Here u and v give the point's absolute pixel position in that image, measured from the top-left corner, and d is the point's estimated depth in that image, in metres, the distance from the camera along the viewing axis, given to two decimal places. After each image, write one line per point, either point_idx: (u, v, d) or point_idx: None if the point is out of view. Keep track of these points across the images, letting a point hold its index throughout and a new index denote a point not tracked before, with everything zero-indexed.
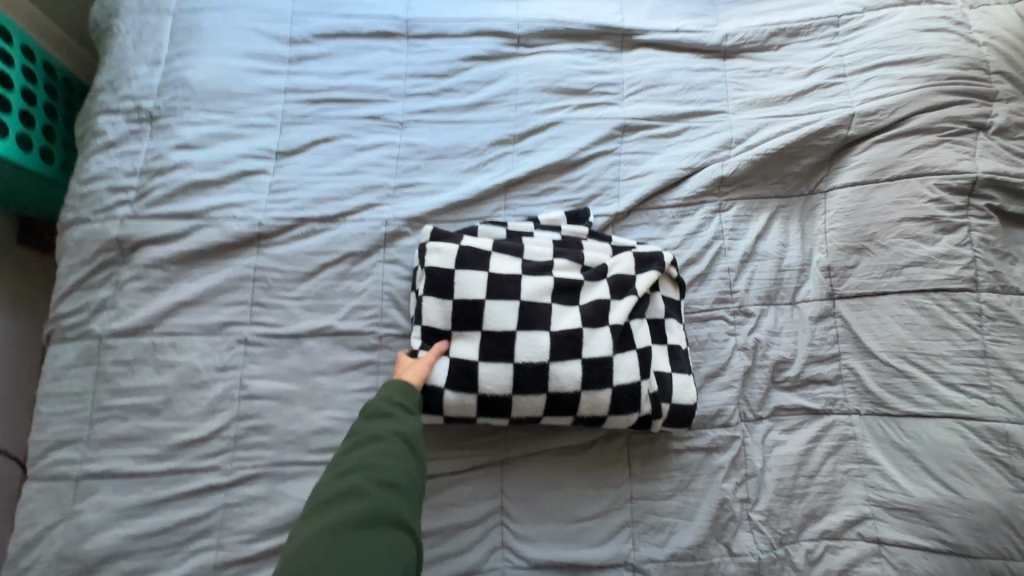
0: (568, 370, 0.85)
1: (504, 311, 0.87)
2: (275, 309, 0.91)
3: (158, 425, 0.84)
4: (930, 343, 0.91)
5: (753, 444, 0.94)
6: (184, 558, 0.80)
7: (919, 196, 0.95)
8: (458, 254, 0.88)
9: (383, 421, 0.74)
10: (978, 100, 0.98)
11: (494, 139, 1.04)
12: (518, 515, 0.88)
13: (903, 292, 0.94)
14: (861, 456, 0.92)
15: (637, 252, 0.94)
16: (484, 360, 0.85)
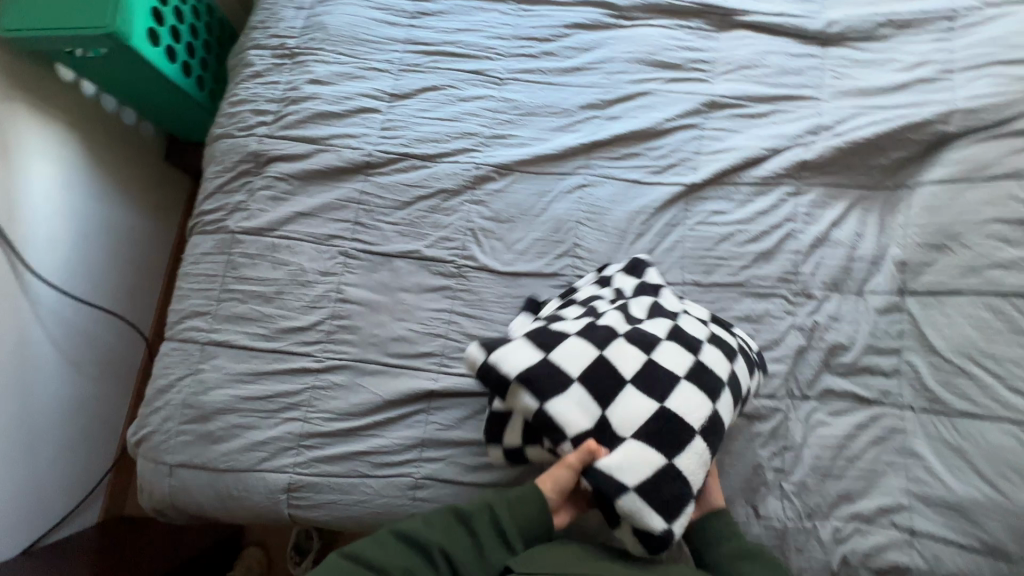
0: (711, 360, 0.86)
1: (621, 355, 0.84)
2: (373, 230, 1.04)
3: (269, 312, 1.00)
4: (1001, 346, 0.89)
5: (796, 420, 0.97)
6: (277, 423, 0.96)
7: (1016, 197, 0.92)
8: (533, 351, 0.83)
9: (460, 539, 0.74)
10: None
11: (584, 103, 1.11)
12: None
13: (980, 293, 0.92)
14: (908, 450, 0.93)
15: (623, 270, 0.99)
16: (666, 397, 0.82)
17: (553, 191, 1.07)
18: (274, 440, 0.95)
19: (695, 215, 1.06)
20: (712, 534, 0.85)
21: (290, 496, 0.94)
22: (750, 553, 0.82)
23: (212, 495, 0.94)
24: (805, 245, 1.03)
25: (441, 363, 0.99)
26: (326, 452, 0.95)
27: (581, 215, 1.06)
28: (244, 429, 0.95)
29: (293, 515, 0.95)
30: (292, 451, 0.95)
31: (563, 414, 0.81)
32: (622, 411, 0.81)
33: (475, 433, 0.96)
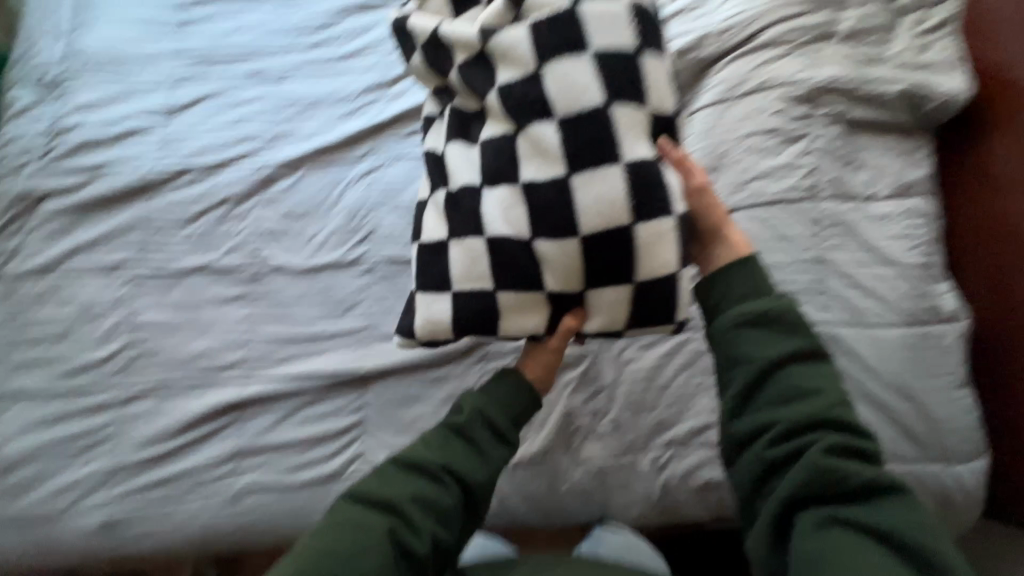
0: (572, 97, 0.68)
1: (507, 212, 0.71)
2: (162, 250, 1.01)
3: (60, 353, 0.97)
4: (770, 254, 0.89)
5: (606, 360, 0.99)
6: (85, 463, 0.93)
7: (763, 110, 0.92)
8: (443, 298, 0.75)
9: (454, 450, 0.74)
10: (827, 9, 0.92)
11: (366, 87, 1.10)
12: (382, 427, 0.96)
13: (749, 208, 0.91)
14: (711, 369, 0.96)
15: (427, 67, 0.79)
16: (580, 198, 0.68)
17: (344, 179, 1.06)
18: (82, 480, 0.92)
19: None
20: (736, 284, 0.70)
21: (110, 533, 0.92)
22: (758, 315, 0.67)
23: (26, 550, 0.92)
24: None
25: (248, 371, 0.98)
26: (141, 481, 0.93)
27: (376, 199, 1.06)
28: (51, 474, 0.93)
29: (119, 551, 0.93)
30: (104, 489, 0.93)
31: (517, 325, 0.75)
32: (558, 274, 0.71)
33: (292, 433, 0.96)
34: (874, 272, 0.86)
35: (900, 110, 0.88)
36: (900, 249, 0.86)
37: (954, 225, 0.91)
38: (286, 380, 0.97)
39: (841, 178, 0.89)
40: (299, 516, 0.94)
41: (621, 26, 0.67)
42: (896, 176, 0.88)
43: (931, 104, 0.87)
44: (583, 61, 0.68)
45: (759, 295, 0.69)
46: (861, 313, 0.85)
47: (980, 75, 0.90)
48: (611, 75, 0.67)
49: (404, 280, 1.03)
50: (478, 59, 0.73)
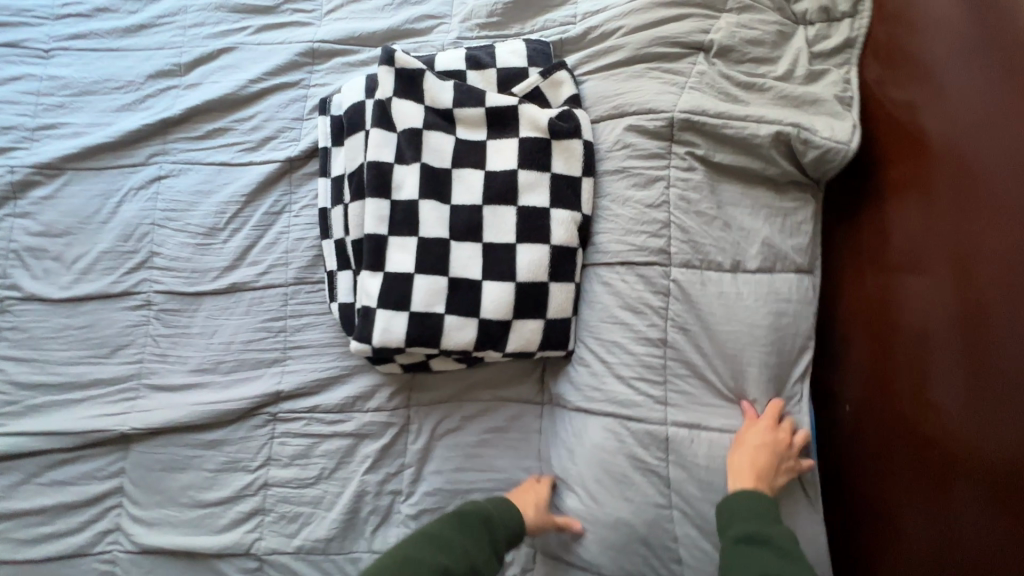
0: (536, 184, 0.74)
1: (465, 255, 0.73)
2: None
3: None
4: (606, 326, 0.72)
5: (416, 434, 0.81)
6: None
7: (616, 144, 0.74)
8: (401, 316, 0.71)
9: (468, 542, 0.67)
10: (701, 12, 0.75)
11: (155, 71, 0.89)
12: (143, 495, 0.81)
13: (593, 266, 0.75)
14: (539, 453, 0.79)
15: (386, 113, 0.76)
16: (530, 255, 0.72)
17: (120, 188, 0.86)
18: None
19: (300, 196, 0.87)
20: (733, 506, 0.63)
21: None
22: (757, 534, 0.60)
23: None
24: (403, 223, 0.73)
25: None
26: None
27: (156, 214, 0.86)
28: None
29: None
30: None
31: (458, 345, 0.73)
32: (504, 313, 0.72)
33: (34, 500, 0.81)
34: (720, 363, 0.69)
35: (776, 158, 0.71)
36: (755, 339, 0.69)
37: (844, 305, 0.78)
38: (26, 435, 0.81)
39: (698, 239, 0.70)
40: None
41: (577, 156, 0.74)
42: (766, 242, 0.71)
43: (811, 155, 0.70)
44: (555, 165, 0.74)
45: (766, 524, 0.61)
46: (698, 413, 0.69)
47: (891, 127, 0.72)
48: (552, 184, 0.73)
49: (183, 318, 0.85)
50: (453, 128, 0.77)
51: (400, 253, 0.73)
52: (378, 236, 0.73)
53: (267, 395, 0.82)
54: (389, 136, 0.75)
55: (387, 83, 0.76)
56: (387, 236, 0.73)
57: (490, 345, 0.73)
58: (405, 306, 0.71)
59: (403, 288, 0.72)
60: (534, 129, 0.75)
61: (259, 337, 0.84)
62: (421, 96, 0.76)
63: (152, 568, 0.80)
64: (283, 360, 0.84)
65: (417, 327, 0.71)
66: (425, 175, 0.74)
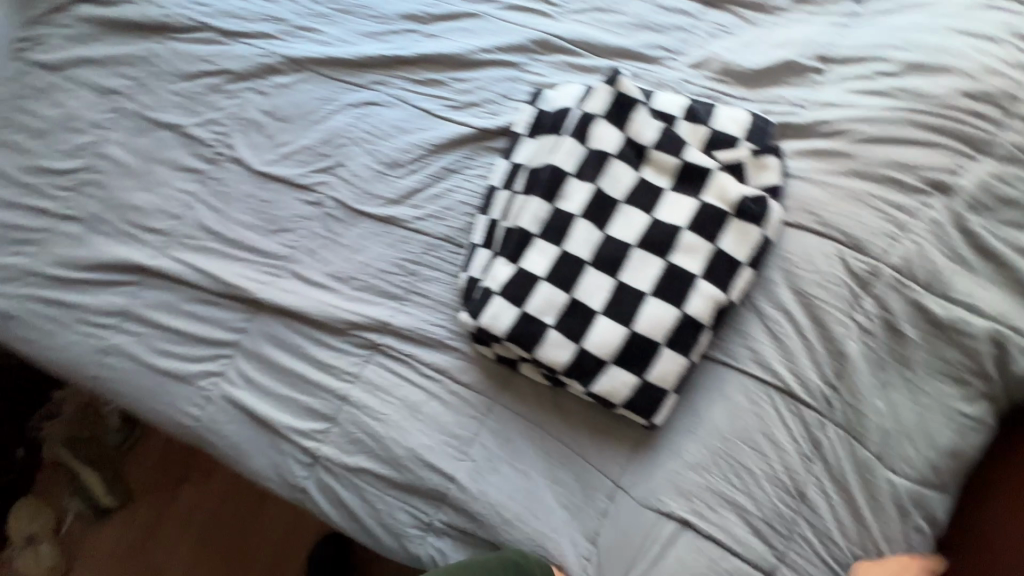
0: (696, 248, 0.71)
1: (592, 280, 0.72)
2: (149, 94, 1.02)
3: (33, 147, 1.03)
4: (741, 447, 0.70)
5: (487, 434, 0.82)
6: (10, 254, 1.01)
7: (812, 262, 0.71)
8: (512, 311, 0.75)
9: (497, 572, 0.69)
10: (960, 146, 0.70)
11: (406, 13, 0.98)
12: (249, 358, 0.93)
13: (747, 375, 0.71)
14: (591, 531, 0.76)
15: (584, 129, 0.79)
16: (656, 311, 0.70)
17: (338, 101, 0.98)
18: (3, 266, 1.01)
19: (477, 165, 0.92)
20: None
21: (5, 323, 1.00)
22: None
23: None
24: (554, 231, 0.76)
25: (166, 242, 0.97)
26: (44, 292, 0.99)
27: (357, 133, 0.96)
28: None
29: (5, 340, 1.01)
30: (16, 286, 1.00)
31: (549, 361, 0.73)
32: (602, 350, 0.70)
33: (175, 321, 0.95)
34: (846, 546, 0.67)
35: (979, 357, 0.67)
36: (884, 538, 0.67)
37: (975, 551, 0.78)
38: (190, 268, 0.95)
39: (867, 408, 0.68)
40: (145, 396, 0.95)
41: (748, 241, 0.70)
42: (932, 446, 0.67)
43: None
44: (720, 239, 0.71)
45: None
46: None
47: None
48: (710, 256, 0.70)
49: (339, 227, 0.95)
50: (640, 163, 0.76)
51: (540, 257, 0.76)
52: (527, 233, 0.77)
53: (376, 322, 0.89)
54: (579, 149, 0.78)
55: (599, 101, 0.80)
56: (535, 236, 0.77)
57: (577, 375, 0.72)
58: (520, 304, 0.74)
59: (526, 287, 0.75)
60: (717, 197, 0.72)
61: (392, 271, 0.91)
62: (625, 125, 0.78)
63: (236, 419, 0.92)
64: (401, 300, 0.90)
65: (520, 326, 0.74)
66: (592, 196, 0.75)
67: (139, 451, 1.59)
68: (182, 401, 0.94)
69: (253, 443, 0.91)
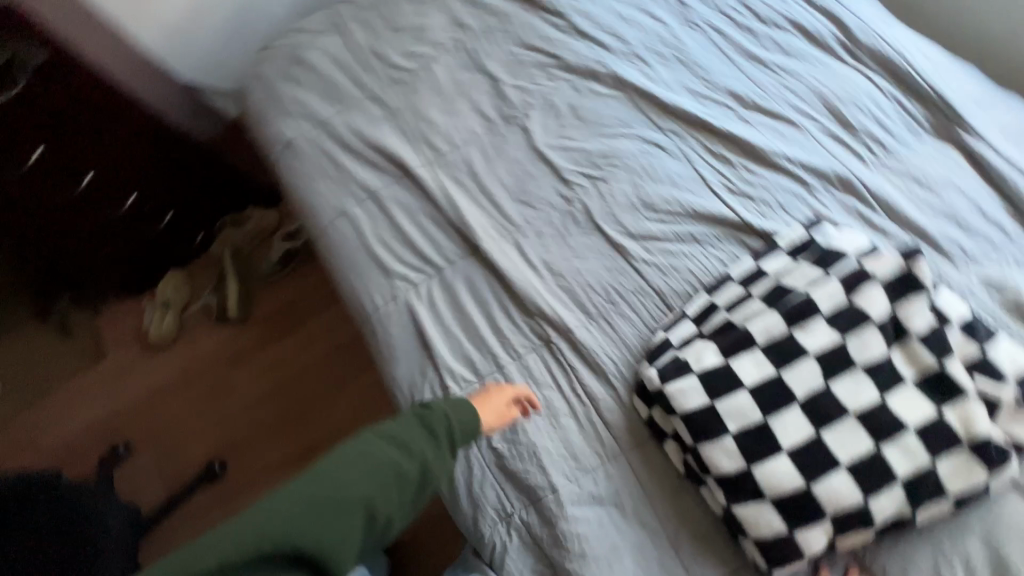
0: (913, 454, 0.69)
1: (792, 417, 0.73)
2: (490, 43, 1.16)
3: (382, 35, 1.20)
4: None
5: (602, 475, 0.86)
6: (319, 101, 1.19)
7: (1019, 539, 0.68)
8: (702, 396, 0.77)
9: (428, 449, 0.75)
10: None
11: (735, 91, 1.04)
12: (443, 288, 1.02)
13: None
14: None
15: (856, 282, 0.80)
16: (842, 484, 0.69)
17: (634, 130, 1.05)
18: (310, 108, 1.19)
19: (723, 248, 0.95)
20: None
21: (284, 148, 1.19)
22: None
23: (258, 109, 1.25)
24: (778, 353, 0.78)
25: (436, 162, 1.10)
26: (326, 144, 1.16)
27: (634, 165, 1.03)
28: (306, 86, 1.21)
29: (275, 160, 1.20)
30: (307, 128, 1.18)
31: (710, 459, 0.75)
32: (768, 484, 0.71)
33: (405, 224, 1.07)
34: None
35: None
36: None
37: None
38: (442, 192, 1.07)
39: None
40: (348, 265, 1.09)
41: (968, 481, 0.68)
42: None
43: None
44: (941, 462, 0.69)
45: None
46: None
47: None
48: (924, 471, 0.68)
49: (573, 229, 1.02)
50: (895, 344, 0.76)
51: (752, 366, 0.78)
52: (751, 339, 0.80)
53: (562, 324, 0.95)
54: (841, 296, 0.79)
55: (884, 267, 0.80)
56: (755, 346, 0.79)
57: (730, 487, 0.73)
58: (711, 394, 0.77)
59: (726, 383, 0.77)
60: (959, 422, 0.70)
61: (597, 291, 0.97)
62: (899, 302, 0.77)
63: (405, 327, 1.01)
64: (592, 319, 0.95)
65: (703, 413, 0.76)
66: (833, 345, 0.76)
67: (278, 286, 1.81)
68: (371, 287, 1.06)
69: (405, 354, 1.00)
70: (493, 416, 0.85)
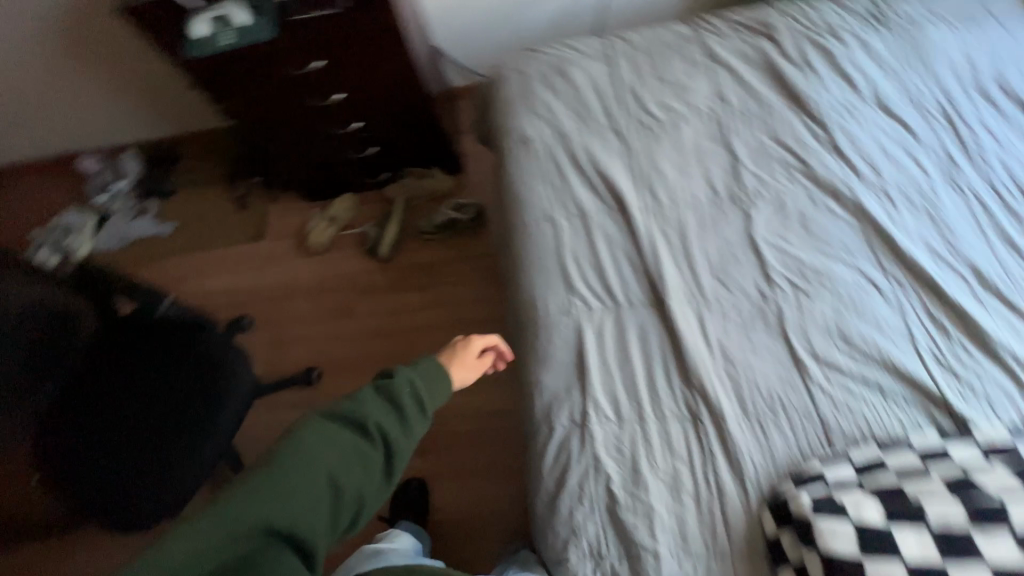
0: None
1: None
2: (745, 126, 1.19)
3: (646, 80, 1.28)
4: None
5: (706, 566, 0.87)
6: (567, 116, 1.28)
7: None
8: (851, 546, 0.76)
9: (385, 416, 0.71)
10: None
11: (979, 268, 1.01)
12: (616, 325, 1.06)
13: None
14: None
15: None
16: None
17: (858, 261, 1.05)
18: (556, 118, 1.28)
19: (909, 411, 0.93)
20: None
21: (519, 142, 1.28)
22: None
23: (508, 98, 1.35)
24: (947, 542, 0.75)
25: (653, 210, 1.15)
26: (559, 155, 1.24)
27: (846, 293, 1.03)
28: (560, 98, 1.30)
29: (505, 148, 1.29)
30: (547, 134, 1.27)
31: None
32: None
33: (603, 254, 1.13)
34: None
35: None
36: None
37: None
38: (649, 240, 1.12)
39: None
40: (535, 265, 1.15)
41: None
42: None
43: None
44: None
45: None
46: None
47: None
48: None
49: (760, 327, 1.03)
50: None
51: (914, 542, 0.76)
52: (921, 515, 0.78)
53: (718, 409, 0.96)
54: None
55: None
56: (923, 524, 0.77)
57: None
58: (863, 549, 0.75)
59: (882, 545, 0.75)
60: None
61: (764, 395, 0.97)
62: None
63: (567, 344, 1.06)
64: (749, 419, 0.96)
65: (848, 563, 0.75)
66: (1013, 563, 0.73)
67: (425, 244, 1.91)
68: (550, 294, 1.11)
69: (558, 367, 1.05)
70: (471, 371, 0.92)
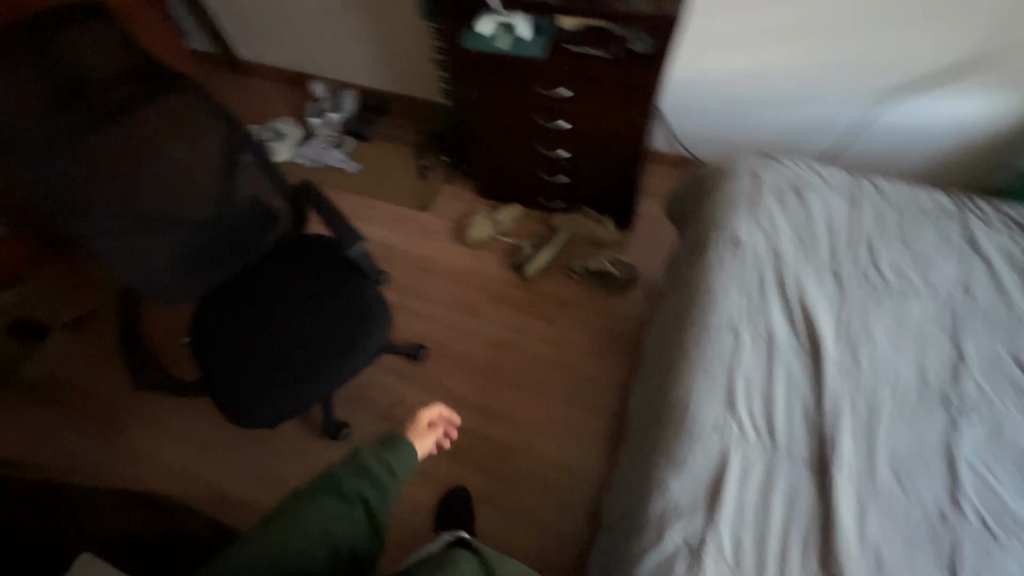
0: None
1: None
2: (982, 331, 1.09)
3: (885, 237, 1.21)
4: None
5: None
6: (788, 237, 1.23)
7: None
8: None
9: (365, 484, 0.92)
10: None
11: None
12: (767, 468, 1.00)
13: None
14: None
15: None
16: None
17: None
18: (777, 234, 1.23)
19: None
20: None
21: (727, 240, 1.23)
22: None
23: (731, 192, 1.31)
24: None
25: (849, 371, 1.07)
26: (767, 271, 1.19)
27: None
28: (787, 217, 1.26)
29: (710, 239, 1.25)
30: (761, 246, 1.22)
31: None
32: None
33: (779, 390, 1.06)
34: None
35: None
36: None
37: None
38: (834, 399, 1.04)
39: None
40: (702, 369, 1.09)
41: None
42: None
43: None
44: None
45: None
46: None
47: None
48: None
49: (928, 548, 0.92)
50: None
51: None
52: None
53: None
54: None
55: None
56: None
57: None
58: None
59: None
60: None
61: None
62: None
63: (708, 464, 1.00)
64: None
65: None
66: None
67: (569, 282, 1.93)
68: (707, 405, 1.06)
69: (691, 481, 0.99)
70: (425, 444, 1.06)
